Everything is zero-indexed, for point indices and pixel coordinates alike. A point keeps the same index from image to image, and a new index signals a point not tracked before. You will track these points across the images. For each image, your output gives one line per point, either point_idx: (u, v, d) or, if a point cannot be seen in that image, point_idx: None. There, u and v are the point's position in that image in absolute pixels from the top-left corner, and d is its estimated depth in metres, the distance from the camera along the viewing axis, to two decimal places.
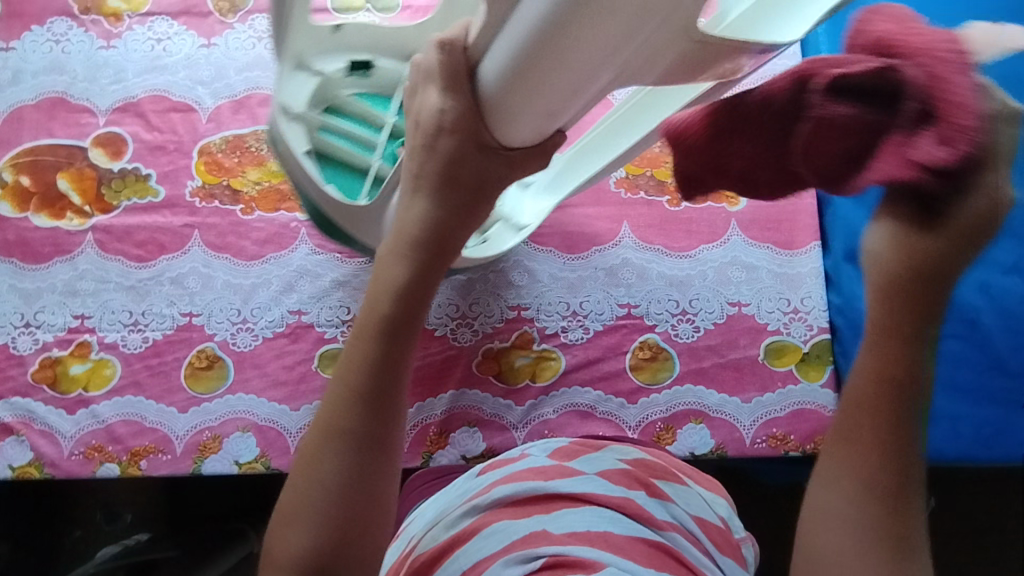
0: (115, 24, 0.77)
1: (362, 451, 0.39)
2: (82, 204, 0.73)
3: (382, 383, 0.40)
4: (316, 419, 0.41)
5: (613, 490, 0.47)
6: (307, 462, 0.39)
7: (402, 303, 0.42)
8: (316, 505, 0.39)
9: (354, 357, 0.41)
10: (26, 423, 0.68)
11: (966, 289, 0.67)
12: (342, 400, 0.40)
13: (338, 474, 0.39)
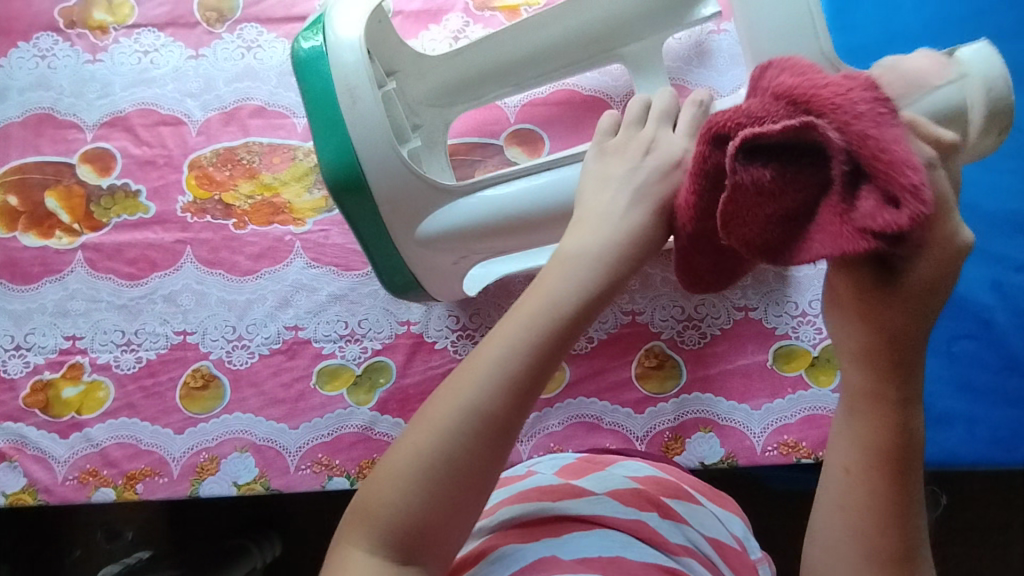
0: (101, 37, 0.76)
1: (483, 452, 0.36)
2: (71, 222, 0.71)
3: (490, 425, 0.36)
4: (449, 392, 0.37)
5: (625, 512, 0.46)
6: (424, 432, 0.36)
7: (568, 318, 0.38)
8: (394, 534, 0.35)
9: (504, 339, 0.38)
10: (18, 449, 0.66)
11: (977, 288, 0.65)
12: (477, 388, 0.37)
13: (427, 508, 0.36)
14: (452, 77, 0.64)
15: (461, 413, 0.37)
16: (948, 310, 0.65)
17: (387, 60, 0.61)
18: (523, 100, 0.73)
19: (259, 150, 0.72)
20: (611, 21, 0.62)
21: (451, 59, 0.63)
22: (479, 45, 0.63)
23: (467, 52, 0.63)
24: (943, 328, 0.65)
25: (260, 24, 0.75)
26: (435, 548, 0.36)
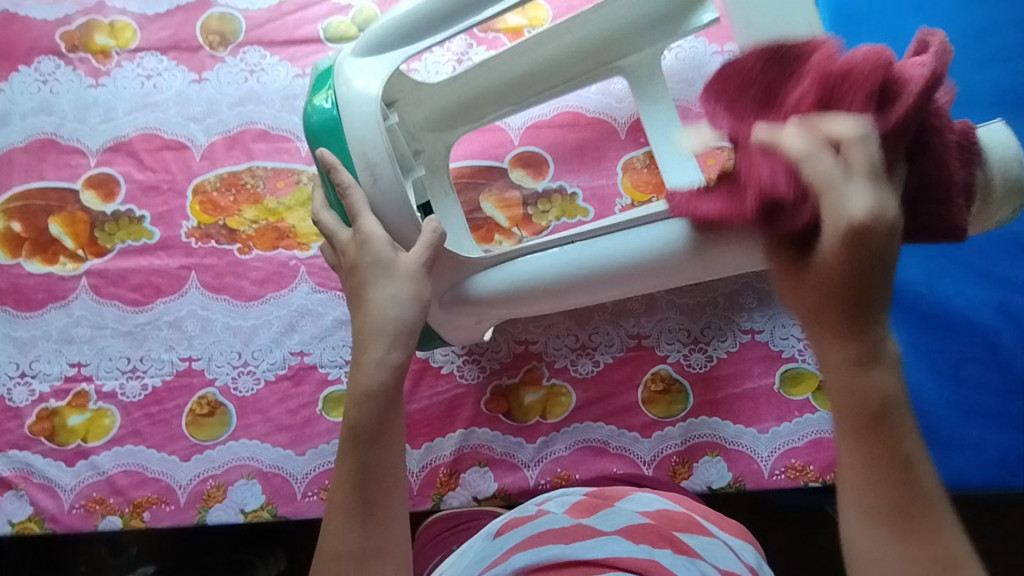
0: (104, 61, 0.75)
1: (361, 530, 0.46)
2: (75, 249, 0.71)
3: (376, 447, 0.47)
4: (334, 499, 0.47)
5: (637, 551, 0.46)
6: (329, 543, 0.46)
7: (358, 441, 0.47)
8: (352, 572, 0.45)
9: (342, 459, 0.48)
10: (24, 477, 0.66)
11: (983, 310, 0.65)
12: (339, 494, 0.47)
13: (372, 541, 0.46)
14: (452, 103, 0.64)
15: (347, 485, 0.47)
16: (955, 333, 0.65)
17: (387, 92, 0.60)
18: (526, 122, 0.74)
19: (263, 175, 0.72)
20: (607, 36, 0.63)
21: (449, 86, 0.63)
22: (485, 66, 0.63)
23: (468, 77, 0.63)
24: (950, 352, 0.65)
25: (263, 47, 0.75)
26: (382, 559, 0.46)
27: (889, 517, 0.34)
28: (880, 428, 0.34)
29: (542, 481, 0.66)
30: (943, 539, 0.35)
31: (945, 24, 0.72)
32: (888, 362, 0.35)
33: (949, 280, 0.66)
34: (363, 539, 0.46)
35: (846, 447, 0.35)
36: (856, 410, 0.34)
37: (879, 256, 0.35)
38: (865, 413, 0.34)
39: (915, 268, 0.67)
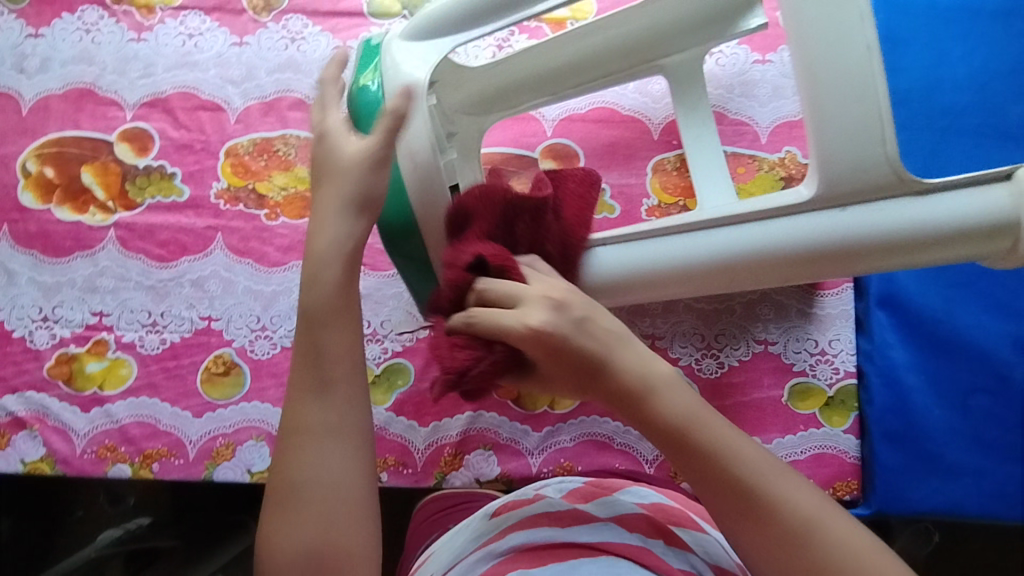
0: (147, 16, 0.76)
1: (324, 402, 0.43)
2: (106, 199, 0.72)
3: (348, 379, 0.44)
4: (291, 388, 0.45)
5: (629, 538, 0.47)
6: (288, 432, 0.43)
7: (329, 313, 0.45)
8: (303, 504, 0.42)
9: (304, 339, 0.45)
10: (39, 418, 0.68)
11: (999, 343, 0.65)
12: (300, 372, 0.45)
13: (332, 486, 0.42)
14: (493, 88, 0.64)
15: (318, 413, 0.43)
16: (967, 363, 0.65)
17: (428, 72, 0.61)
18: (561, 114, 0.74)
19: (295, 143, 0.73)
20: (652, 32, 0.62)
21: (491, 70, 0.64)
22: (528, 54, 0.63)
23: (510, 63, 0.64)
24: (961, 381, 0.65)
25: (306, 16, 0.76)
26: (345, 436, 0.43)
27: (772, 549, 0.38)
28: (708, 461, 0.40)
29: (544, 469, 0.67)
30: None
31: (991, 53, 0.72)
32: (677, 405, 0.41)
33: (967, 310, 0.66)
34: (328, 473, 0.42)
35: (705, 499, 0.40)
36: (689, 455, 0.40)
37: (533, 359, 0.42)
38: (688, 453, 0.40)
39: (935, 295, 0.67)
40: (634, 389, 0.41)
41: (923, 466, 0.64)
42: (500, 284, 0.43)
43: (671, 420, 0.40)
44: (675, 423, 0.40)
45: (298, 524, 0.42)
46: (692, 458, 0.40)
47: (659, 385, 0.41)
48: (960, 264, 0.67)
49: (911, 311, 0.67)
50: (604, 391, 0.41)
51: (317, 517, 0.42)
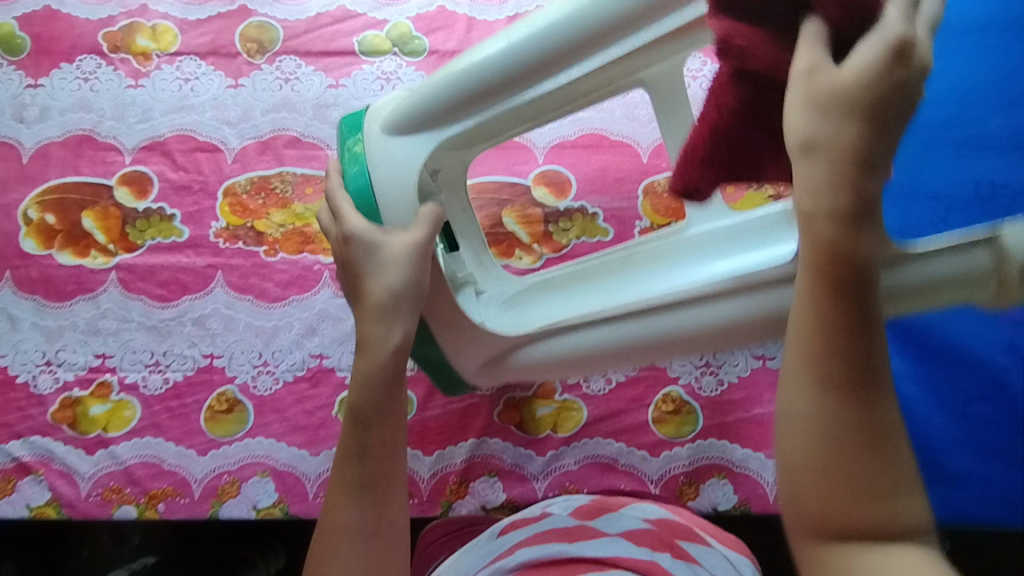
0: (143, 63, 0.78)
1: (361, 503, 0.46)
2: (106, 243, 0.73)
3: (383, 429, 0.47)
4: (333, 489, 0.47)
5: (638, 553, 0.48)
6: (325, 539, 0.46)
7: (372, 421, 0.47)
8: (349, 547, 0.45)
9: (344, 446, 0.48)
10: (44, 463, 0.68)
11: (993, 349, 0.66)
12: (341, 473, 0.47)
13: (881, 83, 0.33)
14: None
15: (354, 465, 0.47)
16: (963, 370, 0.66)
17: None
18: (551, 141, 0.76)
19: (292, 180, 0.74)
20: None
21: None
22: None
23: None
24: (958, 389, 0.66)
25: (299, 57, 0.78)
26: (384, 538, 0.46)
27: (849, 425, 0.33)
28: (854, 288, 0.34)
29: (550, 493, 0.67)
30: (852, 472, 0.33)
31: (966, 68, 0.74)
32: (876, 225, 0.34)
33: (959, 318, 0.67)
34: (873, 64, 0.33)
35: (805, 302, 0.34)
36: (832, 262, 0.34)
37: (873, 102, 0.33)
38: (845, 266, 0.33)
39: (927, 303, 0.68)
40: (833, 106, 0.33)
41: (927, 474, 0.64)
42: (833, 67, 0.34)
43: (879, 106, 0.33)
44: (875, 129, 0.33)
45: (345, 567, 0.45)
46: (837, 262, 0.33)
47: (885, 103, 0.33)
48: None
49: (903, 321, 0.68)
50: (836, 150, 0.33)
51: (363, 558, 0.45)
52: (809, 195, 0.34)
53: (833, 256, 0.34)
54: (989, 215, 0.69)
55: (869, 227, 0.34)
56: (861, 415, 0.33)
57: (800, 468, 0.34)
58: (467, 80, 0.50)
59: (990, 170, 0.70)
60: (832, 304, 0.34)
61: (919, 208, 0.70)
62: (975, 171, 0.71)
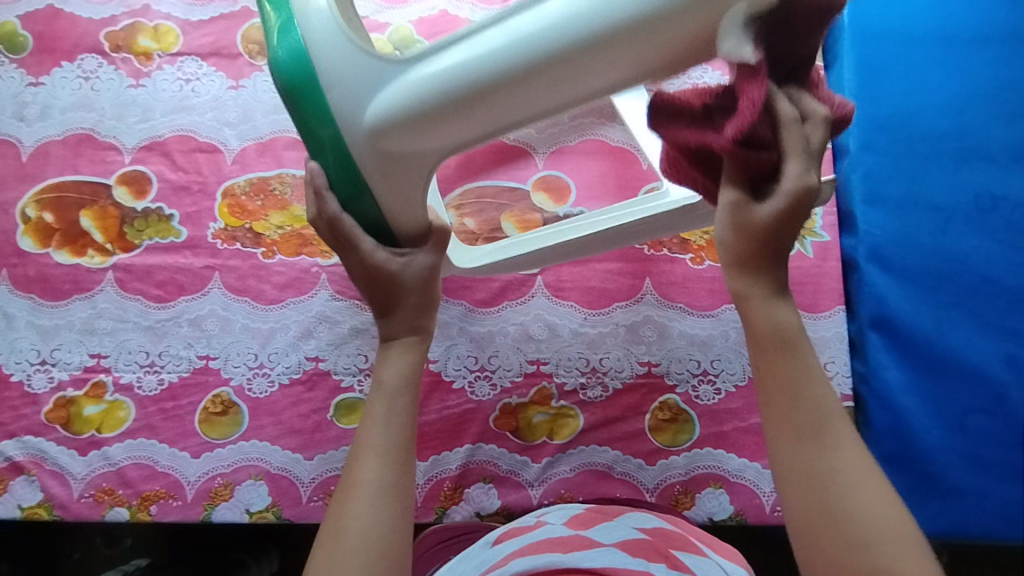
0: (145, 63, 0.78)
1: (387, 466, 0.45)
2: (104, 242, 0.73)
3: (411, 397, 0.48)
4: (353, 450, 0.46)
5: (632, 564, 0.48)
6: (343, 496, 0.45)
7: (402, 390, 0.48)
8: (370, 499, 0.44)
9: (370, 414, 0.47)
10: (37, 463, 0.67)
11: (992, 361, 0.66)
12: (368, 434, 0.46)
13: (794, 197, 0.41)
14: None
15: (380, 423, 0.47)
16: (962, 382, 0.66)
17: None
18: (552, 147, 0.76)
19: (291, 182, 0.74)
20: None
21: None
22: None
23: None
24: (957, 401, 0.65)
25: None
26: (398, 497, 0.45)
27: (820, 485, 0.40)
28: (790, 360, 0.42)
29: (545, 501, 0.66)
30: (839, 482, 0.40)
31: (967, 79, 0.74)
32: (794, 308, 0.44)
33: (958, 329, 0.67)
34: (795, 187, 0.40)
35: (763, 376, 0.43)
36: (770, 338, 0.43)
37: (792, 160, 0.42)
38: (776, 339, 0.43)
39: (927, 315, 0.67)
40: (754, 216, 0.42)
41: (924, 487, 0.63)
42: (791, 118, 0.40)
43: (791, 217, 0.41)
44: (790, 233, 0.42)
45: (362, 519, 0.43)
46: (770, 337, 0.43)
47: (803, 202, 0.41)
48: (949, 284, 0.68)
49: (904, 332, 0.67)
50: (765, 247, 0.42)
51: (381, 511, 0.44)
52: (743, 283, 0.44)
53: (770, 331, 0.43)
54: (988, 227, 0.69)
55: (789, 305, 0.44)
56: (827, 472, 0.40)
57: (792, 479, 0.41)
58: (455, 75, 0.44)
59: (989, 182, 0.70)
60: (784, 371, 0.42)
61: (918, 218, 0.70)
62: (974, 183, 0.71)
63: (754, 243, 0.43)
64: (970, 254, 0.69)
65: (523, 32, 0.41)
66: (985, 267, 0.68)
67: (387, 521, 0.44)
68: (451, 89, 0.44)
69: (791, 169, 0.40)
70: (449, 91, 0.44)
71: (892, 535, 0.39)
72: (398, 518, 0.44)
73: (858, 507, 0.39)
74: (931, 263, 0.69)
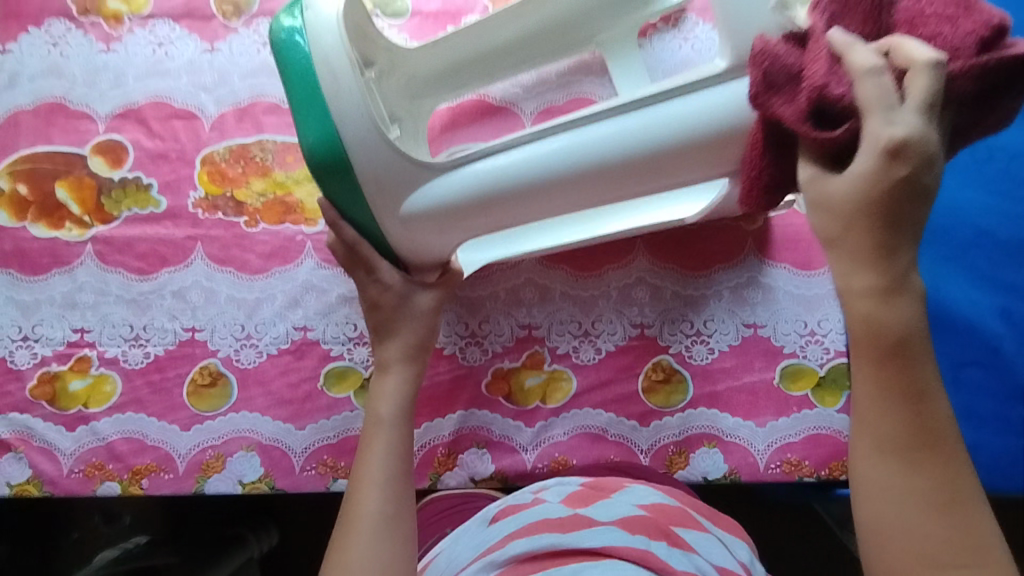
0: (115, 27, 0.75)
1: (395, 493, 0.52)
2: (81, 214, 0.71)
3: (406, 425, 0.55)
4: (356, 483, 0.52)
5: (632, 542, 0.47)
6: (350, 533, 0.50)
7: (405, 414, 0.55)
8: (370, 533, 0.49)
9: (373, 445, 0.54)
10: (24, 440, 0.66)
11: (986, 315, 0.65)
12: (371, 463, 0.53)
13: (876, 186, 0.35)
14: (437, 68, 0.65)
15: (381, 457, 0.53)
16: (956, 336, 0.65)
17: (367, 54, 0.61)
18: (540, 107, 0.74)
19: (272, 148, 0.72)
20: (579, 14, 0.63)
21: (434, 49, 0.64)
22: (468, 32, 0.64)
23: (448, 43, 0.64)
24: (951, 354, 0.65)
25: None
26: (400, 526, 0.51)
27: (888, 395, 0.37)
28: (898, 351, 0.36)
29: (539, 464, 0.66)
30: (947, 470, 0.37)
31: None
32: (911, 294, 0.36)
33: (953, 283, 0.66)
34: (864, 176, 0.35)
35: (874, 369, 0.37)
36: (871, 333, 0.37)
37: (926, 190, 0.35)
38: (880, 341, 0.36)
39: (922, 270, 0.66)
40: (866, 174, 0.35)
41: None
42: (882, 81, 0.35)
43: (902, 193, 0.35)
44: (903, 199, 0.35)
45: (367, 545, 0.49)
46: (872, 336, 0.36)
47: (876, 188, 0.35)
48: (944, 237, 0.67)
49: None
50: (846, 245, 0.37)
51: (382, 543, 0.49)
52: (863, 181, 0.35)
53: (869, 327, 0.36)
54: (984, 179, 0.68)
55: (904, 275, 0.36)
56: (895, 372, 0.36)
57: (886, 401, 0.37)
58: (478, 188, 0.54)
59: (986, 133, 0.69)
60: (910, 309, 0.36)
61: None
62: None
63: (859, 219, 0.36)
64: (966, 206, 0.67)
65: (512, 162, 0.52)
66: (981, 220, 0.67)
67: (388, 548, 0.49)
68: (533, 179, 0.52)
69: (863, 159, 0.35)
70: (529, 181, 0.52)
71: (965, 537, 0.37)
72: (399, 546, 0.50)
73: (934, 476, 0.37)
74: (928, 216, 0.68)
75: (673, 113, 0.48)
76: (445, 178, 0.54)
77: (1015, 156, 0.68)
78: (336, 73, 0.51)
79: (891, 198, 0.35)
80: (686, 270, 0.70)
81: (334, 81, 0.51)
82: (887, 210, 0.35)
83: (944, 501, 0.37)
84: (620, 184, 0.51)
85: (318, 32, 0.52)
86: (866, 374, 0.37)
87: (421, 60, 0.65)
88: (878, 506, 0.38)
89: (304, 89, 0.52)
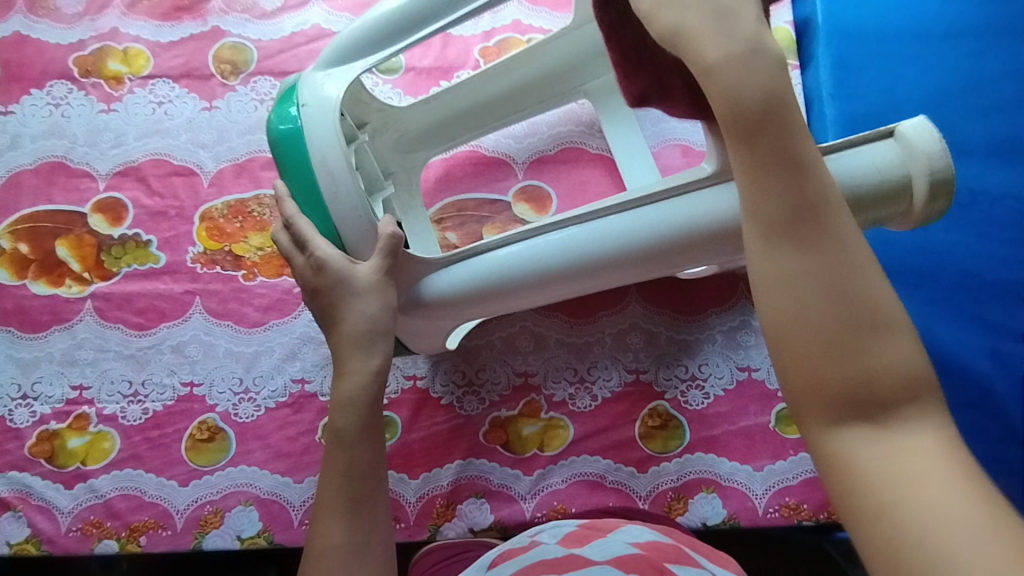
0: (116, 87, 0.77)
1: None
2: (81, 271, 0.72)
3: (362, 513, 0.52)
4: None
5: None
6: None
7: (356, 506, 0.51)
8: None
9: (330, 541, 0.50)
10: (22, 499, 0.66)
11: (977, 356, 0.66)
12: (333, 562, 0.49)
13: (743, 77, 0.36)
14: (427, 123, 0.67)
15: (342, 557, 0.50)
16: (947, 378, 0.66)
17: (358, 115, 0.64)
18: (531, 157, 0.75)
19: (269, 203, 0.73)
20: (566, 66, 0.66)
21: (424, 107, 0.66)
22: (458, 89, 0.66)
23: (437, 100, 0.66)
24: (945, 396, 0.65)
25: (272, 77, 0.77)
26: None
27: (792, 270, 0.34)
28: (797, 216, 0.34)
29: (538, 514, 0.66)
30: (875, 339, 0.33)
31: (943, 74, 0.73)
32: (805, 164, 0.35)
33: (943, 324, 0.67)
34: (726, 61, 0.37)
35: (773, 250, 0.35)
36: (763, 190, 0.35)
37: (767, 93, 0.36)
38: (776, 212, 0.35)
39: (912, 312, 0.67)
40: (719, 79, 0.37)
41: None
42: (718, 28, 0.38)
43: (740, 80, 0.36)
44: (744, 88, 0.36)
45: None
46: (757, 170, 0.35)
47: (731, 80, 0.37)
48: (931, 280, 0.68)
49: None
50: (726, 105, 0.37)
51: None
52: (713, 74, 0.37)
53: (751, 171, 0.36)
54: (967, 221, 0.69)
55: (778, 134, 0.35)
56: (794, 249, 0.34)
57: (784, 288, 0.34)
58: (486, 278, 0.56)
59: (968, 177, 0.70)
60: (795, 172, 0.35)
61: None
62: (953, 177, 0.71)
63: (726, 88, 0.37)
64: (951, 249, 0.69)
65: (521, 254, 0.55)
66: (965, 262, 0.68)
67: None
68: (529, 274, 0.55)
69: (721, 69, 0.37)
70: (527, 276, 0.55)
71: (902, 433, 0.32)
72: None
73: (865, 355, 0.32)
74: (914, 259, 0.69)
75: (628, 221, 0.52)
76: (455, 270, 0.57)
77: (997, 200, 0.69)
78: (335, 176, 0.54)
79: (753, 82, 0.36)
80: (679, 314, 0.71)
81: (333, 183, 0.54)
82: (771, 161, 0.35)
83: (876, 384, 0.32)
84: (623, 272, 0.54)
85: (315, 131, 0.54)
86: (766, 257, 0.35)
87: (413, 116, 0.66)
88: (807, 391, 0.33)
89: (305, 190, 0.55)
